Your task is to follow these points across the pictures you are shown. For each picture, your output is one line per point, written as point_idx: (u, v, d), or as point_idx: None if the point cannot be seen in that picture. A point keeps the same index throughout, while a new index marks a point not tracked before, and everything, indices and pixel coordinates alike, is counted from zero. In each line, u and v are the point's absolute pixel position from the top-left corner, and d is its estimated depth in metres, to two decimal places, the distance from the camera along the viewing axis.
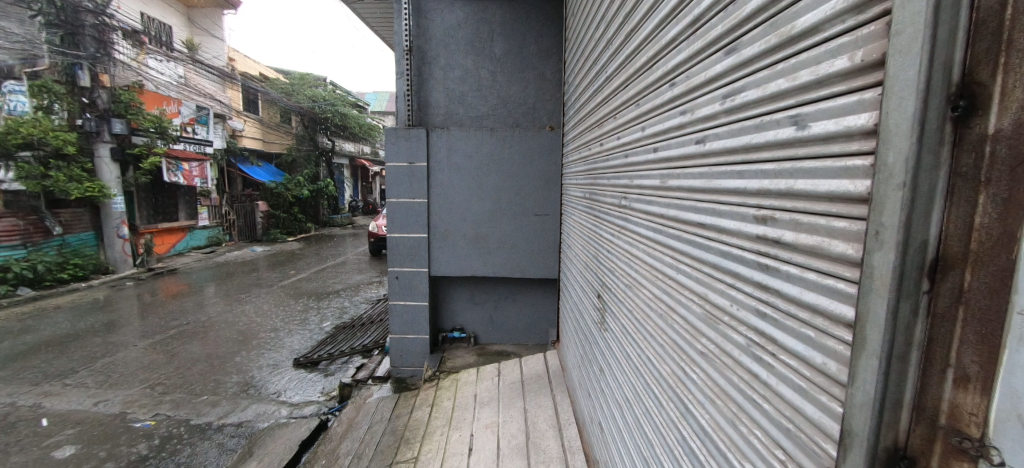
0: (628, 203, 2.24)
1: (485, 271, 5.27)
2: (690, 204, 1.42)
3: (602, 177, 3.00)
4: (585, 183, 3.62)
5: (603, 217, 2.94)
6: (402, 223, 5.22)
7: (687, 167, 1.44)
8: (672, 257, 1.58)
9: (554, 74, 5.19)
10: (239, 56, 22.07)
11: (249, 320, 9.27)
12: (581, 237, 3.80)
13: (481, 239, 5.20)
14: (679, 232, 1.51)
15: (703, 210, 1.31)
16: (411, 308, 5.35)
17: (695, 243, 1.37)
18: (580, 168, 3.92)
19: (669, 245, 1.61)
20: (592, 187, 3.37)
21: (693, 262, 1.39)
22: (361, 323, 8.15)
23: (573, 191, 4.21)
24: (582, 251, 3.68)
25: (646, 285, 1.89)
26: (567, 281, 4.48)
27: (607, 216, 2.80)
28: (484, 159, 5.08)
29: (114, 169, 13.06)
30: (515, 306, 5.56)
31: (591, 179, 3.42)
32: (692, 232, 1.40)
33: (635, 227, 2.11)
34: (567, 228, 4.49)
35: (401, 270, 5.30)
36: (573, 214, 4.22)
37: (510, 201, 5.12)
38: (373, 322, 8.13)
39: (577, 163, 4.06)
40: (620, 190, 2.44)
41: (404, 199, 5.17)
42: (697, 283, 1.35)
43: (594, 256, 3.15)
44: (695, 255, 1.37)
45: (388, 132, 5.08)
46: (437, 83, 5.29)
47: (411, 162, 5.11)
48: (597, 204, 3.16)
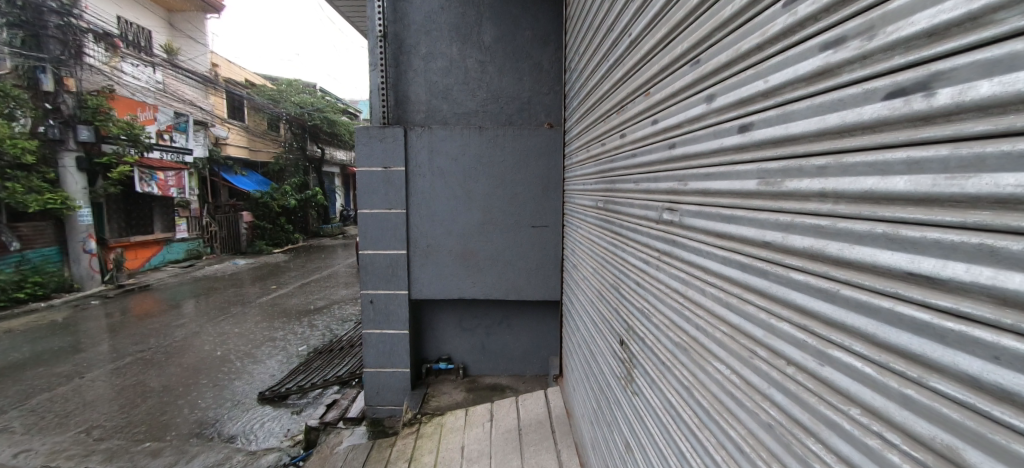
0: (667, 217, 1.52)
1: (475, 294, 4.47)
2: (831, 224, 0.79)
3: (616, 178, 2.27)
4: (595, 190, 2.87)
5: (620, 233, 2.21)
6: (377, 237, 4.43)
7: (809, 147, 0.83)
8: (780, 319, 0.93)
9: (552, 65, 4.49)
10: (223, 62, 21.30)
11: (217, 344, 8.38)
12: (588, 256, 3.06)
13: (470, 255, 4.42)
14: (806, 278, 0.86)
15: (870, 243, 0.71)
16: (388, 337, 4.54)
17: (862, 309, 0.73)
18: (586, 174, 3.17)
19: (776, 296, 0.95)
20: (604, 193, 2.61)
21: (859, 344, 0.75)
22: (339, 348, 7.31)
23: (579, 200, 3.46)
24: (591, 273, 2.95)
25: (715, 352, 1.20)
26: (572, 306, 3.72)
27: (627, 234, 2.07)
28: (472, 162, 4.33)
29: (80, 180, 12.17)
30: (511, 332, 4.78)
31: (601, 184, 2.66)
32: (853, 285, 0.75)
33: (684, 255, 1.39)
34: (571, 242, 3.75)
35: (376, 293, 4.49)
36: (579, 225, 3.49)
37: (504, 211, 4.36)
38: (353, 347, 7.29)
39: (582, 167, 3.32)
40: (648, 196, 1.70)
41: (378, 209, 4.39)
42: (883, 397, 0.70)
43: (609, 284, 2.40)
44: (867, 334, 0.73)
45: (359, 131, 4.32)
46: (418, 75, 4.56)
47: (386, 167, 4.33)
48: (611, 215, 2.42)
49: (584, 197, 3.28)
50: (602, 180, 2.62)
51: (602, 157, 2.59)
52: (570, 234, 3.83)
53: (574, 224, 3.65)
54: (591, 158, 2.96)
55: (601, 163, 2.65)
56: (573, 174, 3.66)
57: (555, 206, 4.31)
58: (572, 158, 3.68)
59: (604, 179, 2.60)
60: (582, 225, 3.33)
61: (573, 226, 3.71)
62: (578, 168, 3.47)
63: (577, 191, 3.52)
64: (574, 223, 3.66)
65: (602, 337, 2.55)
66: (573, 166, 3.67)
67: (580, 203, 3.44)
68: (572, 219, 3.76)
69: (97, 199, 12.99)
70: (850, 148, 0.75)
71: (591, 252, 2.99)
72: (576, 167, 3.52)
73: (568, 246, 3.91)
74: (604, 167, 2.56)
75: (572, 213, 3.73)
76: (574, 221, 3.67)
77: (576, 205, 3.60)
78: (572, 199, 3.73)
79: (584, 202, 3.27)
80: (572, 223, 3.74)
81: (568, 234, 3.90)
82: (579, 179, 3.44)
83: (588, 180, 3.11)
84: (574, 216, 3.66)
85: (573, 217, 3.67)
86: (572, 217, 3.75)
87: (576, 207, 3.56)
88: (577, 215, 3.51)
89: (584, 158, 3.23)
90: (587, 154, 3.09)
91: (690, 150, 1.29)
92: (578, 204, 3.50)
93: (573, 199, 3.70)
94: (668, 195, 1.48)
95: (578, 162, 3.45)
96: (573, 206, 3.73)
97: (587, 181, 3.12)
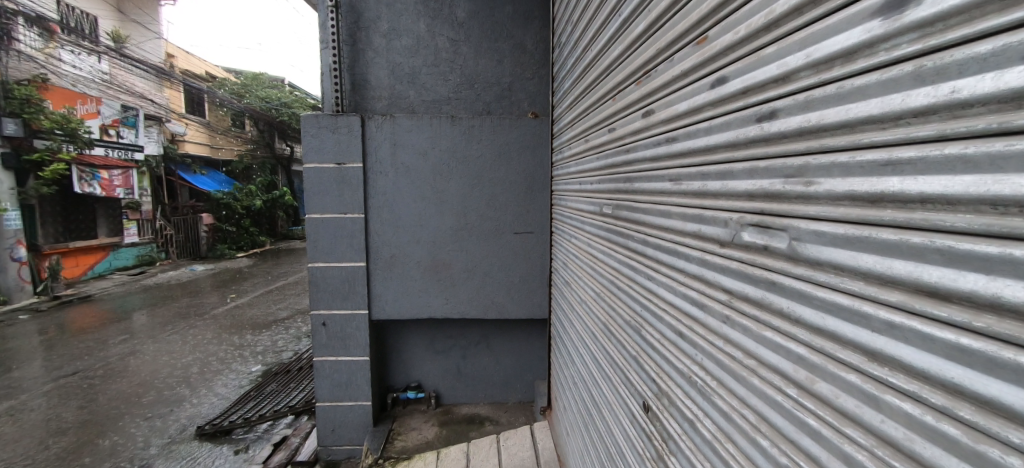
0: (757, 239, 0.96)
1: (448, 312, 3.79)
2: (935, 242, 0.61)
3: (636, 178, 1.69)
4: (600, 190, 2.20)
5: (633, 249, 1.70)
6: (330, 248, 3.69)
7: (888, 132, 0.68)
8: (856, 368, 0.74)
9: (537, 46, 3.88)
10: (179, 52, 19.64)
11: (156, 365, 7.33)
12: (585, 273, 2.43)
13: (442, 267, 3.74)
14: (890, 313, 0.68)
15: None
16: (345, 365, 3.81)
17: (976, 363, 0.56)
18: (586, 172, 2.50)
19: (867, 345, 0.72)
20: (613, 194, 1.99)
21: None
22: (294, 370, 6.47)
23: (574, 202, 2.80)
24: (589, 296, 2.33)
25: (774, 422, 0.91)
26: (562, 330, 3.09)
27: (650, 254, 1.51)
28: (443, 158, 3.66)
29: (6, 179, 10.68)
30: (490, 354, 4.14)
31: (610, 182, 2.02)
32: (971, 330, 0.57)
33: (806, 315, 0.84)
34: (561, 254, 3.14)
35: (330, 314, 3.75)
36: (571, 234, 2.88)
37: (481, 216, 3.70)
38: (308, 369, 6.48)
39: (580, 163, 2.65)
40: (712, 205, 1.14)
41: (331, 214, 3.66)
42: None
43: (619, 319, 1.80)
44: (987, 396, 0.55)
45: (306, 120, 3.58)
46: (379, 55, 3.86)
47: (338, 163, 3.62)
48: (623, 225, 1.83)
49: (580, 200, 2.64)
50: (612, 178, 1.99)
51: (615, 149, 1.95)
52: (561, 243, 3.18)
53: (567, 234, 3.00)
54: (596, 149, 2.29)
55: (612, 155, 2.00)
56: (567, 172, 3.02)
57: (541, 208, 3.70)
58: (566, 154, 3.02)
59: (612, 177, 1.99)
60: (577, 235, 2.71)
61: (565, 236, 3.06)
62: (574, 165, 2.78)
63: (572, 194, 2.85)
64: (567, 233, 3.00)
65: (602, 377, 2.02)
66: (566, 163, 3.02)
67: (574, 208, 2.78)
68: (563, 225, 3.12)
69: (27, 202, 11.37)
70: (927, 138, 0.62)
71: (588, 269, 2.38)
72: (572, 164, 2.85)
73: (556, 257, 3.30)
74: (618, 159, 1.92)
75: (563, 220, 3.09)
76: (566, 228, 3.02)
77: (568, 210, 2.95)
78: (564, 202, 3.09)
79: (581, 205, 2.60)
80: (563, 232, 3.10)
81: (558, 244, 3.26)
82: (575, 179, 2.77)
83: (588, 179, 2.46)
84: (567, 222, 3.00)
85: (566, 224, 3.02)
86: (563, 225, 3.11)
87: (569, 212, 2.92)
88: (572, 224, 2.85)
89: (584, 150, 2.56)
90: (587, 145, 2.44)
91: (855, 112, 0.74)
92: (572, 209, 2.84)
93: (565, 203, 3.06)
94: (765, 198, 0.94)
95: (574, 159, 2.80)
96: (564, 212, 3.08)
97: (588, 180, 2.46)
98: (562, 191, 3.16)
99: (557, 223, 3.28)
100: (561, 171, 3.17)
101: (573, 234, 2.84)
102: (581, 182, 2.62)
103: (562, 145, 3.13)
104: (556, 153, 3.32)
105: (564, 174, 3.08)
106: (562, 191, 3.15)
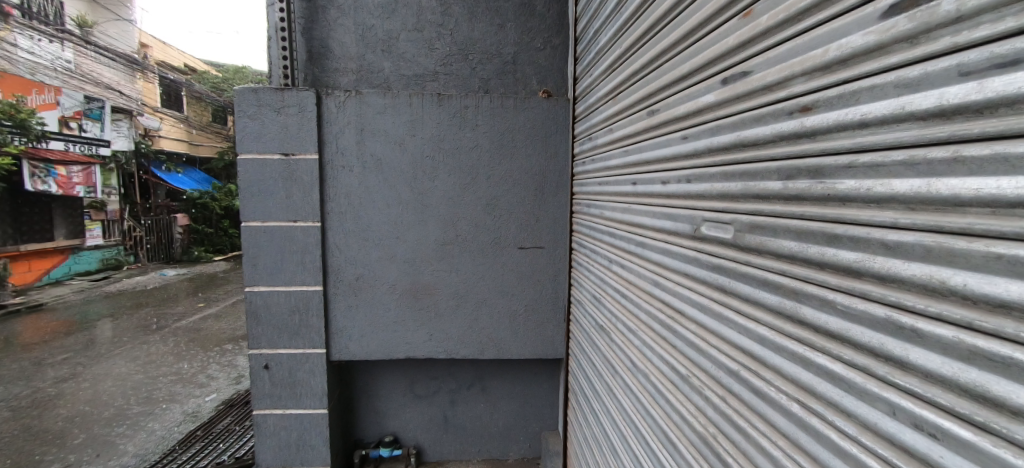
0: None
1: (431, 352, 2.89)
2: (996, 250, 0.59)
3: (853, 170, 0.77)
4: (686, 193, 1.30)
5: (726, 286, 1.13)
6: (273, 267, 2.75)
7: None
8: (877, 378, 0.74)
9: (549, 8, 3.00)
10: (155, 42, 18.32)
11: (93, 391, 6.23)
12: (651, 329, 1.52)
13: (425, 292, 2.83)
14: None
15: None
16: (295, 421, 2.87)
17: None
18: (646, 165, 1.59)
19: (880, 349, 0.74)
20: (719, 200, 1.14)
21: None
22: (239, 408, 5.48)
23: (614, 213, 1.88)
24: (662, 371, 1.43)
25: None
26: (589, 390, 2.20)
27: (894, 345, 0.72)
28: (425, 149, 2.75)
29: None
30: (487, 400, 3.24)
31: (703, 177, 1.20)
32: (981, 332, 0.60)
33: None
34: (589, 281, 2.21)
35: (274, 353, 2.81)
36: (608, 256, 1.96)
37: (476, 225, 2.81)
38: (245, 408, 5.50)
39: (631, 151, 1.72)
40: None
41: (274, 222, 2.72)
42: None
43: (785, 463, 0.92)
44: (996, 398, 0.59)
45: (240, 95, 2.63)
46: (344, 14, 2.93)
47: (283, 153, 2.68)
48: (739, 255, 1.08)
49: (630, 209, 1.72)
50: (719, 171, 1.13)
51: (730, 121, 1.09)
52: (588, 267, 2.25)
53: (599, 257, 2.06)
54: (670, 125, 1.40)
55: (718, 130, 1.14)
56: (600, 168, 2.08)
57: (553, 216, 2.83)
58: (602, 140, 2.05)
59: (732, 172, 1.09)
60: (615, 257, 1.87)
61: (595, 259, 2.13)
62: (618, 159, 1.85)
63: (611, 200, 1.92)
64: (599, 256, 2.07)
65: (646, 451, 1.52)
66: (602, 154, 2.06)
67: (615, 220, 1.88)
68: (592, 243, 2.18)
69: None
70: None
71: (658, 327, 1.47)
72: (614, 154, 1.90)
73: (580, 285, 2.40)
74: (740, 136, 1.06)
75: (594, 237, 2.15)
76: (598, 247, 2.09)
77: (604, 223, 2.01)
78: (594, 210, 2.15)
79: (633, 215, 1.69)
80: (593, 255, 2.16)
81: (586, 271, 2.29)
82: (619, 177, 1.84)
83: (648, 173, 1.56)
84: (600, 240, 2.06)
85: (598, 243, 2.08)
86: (592, 246, 2.17)
87: (604, 225, 2.01)
88: (610, 243, 1.93)
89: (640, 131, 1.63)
90: (653, 121, 1.53)
91: None
92: (610, 222, 1.93)
93: (595, 211, 2.13)
94: None
95: (617, 149, 1.87)
96: (597, 226, 2.11)
97: (647, 176, 1.57)
98: (591, 196, 2.20)
99: (582, 237, 2.36)
100: (590, 169, 2.22)
101: (606, 255, 1.97)
102: (632, 180, 1.71)
103: (594, 131, 2.18)
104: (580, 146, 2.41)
105: (597, 171, 2.12)
106: (591, 195, 2.20)
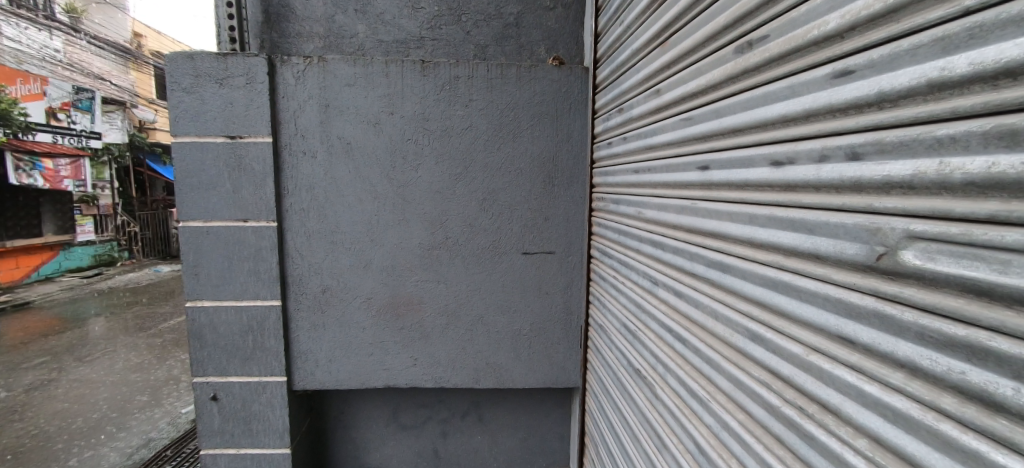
0: None
1: (416, 379, 2.36)
2: None
3: None
4: (855, 175, 0.74)
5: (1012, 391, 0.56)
6: (219, 277, 2.22)
7: None
8: None
9: None
10: (149, 31, 17.81)
11: (65, 400, 5.78)
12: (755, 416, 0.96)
13: (408, 308, 2.30)
14: None
15: None
16: (249, 463, 2.35)
17: None
18: (734, 141, 1.03)
19: None
20: (1015, 186, 0.55)
21: None
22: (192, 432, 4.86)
23: (665, 214, 1.32)
24: None
25: None
26: (616, 446, 1.66)
27: None
28: (406, 130, 2.20)
29: None
30: (485, 434, 2.72)
31: (920, 140, 0.64)
32: None
33: None
34: (619, 304, 1.66)
35: (222, 382, 2.29)
36: (654, 276, 1.39)
37: (472, 225, 2.26)
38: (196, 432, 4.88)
39: (699, 124, 1.15)
40: None
41: (219, 222, 2.19)
42: None
43: None
44: None
45: (172, 62, 2.09)
46: None
47: (229, 135, 2.14)
48: None
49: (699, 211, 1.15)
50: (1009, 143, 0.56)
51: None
52: (616, 288, 1.69)
53: (637, 275, 1.50)
54: (804, 63, 0.84)
55: (989, 31, 0.57)
56: (638, 153, 1.50)
57: (566, 215, 2.28)
58: (642, 115, 1.47)
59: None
60: (665, 277, 1.32)
61: (629, 278, 1.57)
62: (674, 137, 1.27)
63: (659, 196, 1.35)
64: (637, 274, 1.51)
65: None
66: (640, 136, 1.48)
67: (666, 225, 1.32)
68: (624, 255, 1.62)
69: None
70: None
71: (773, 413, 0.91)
72: (665, 132, 1.32)
73: (602, 308, 1.84)
74: None
75: (627, 248, 1.59)
76: (634, 261, 1.53)
77: (644, 230, 1.45)
78: (628, 211, 1.57)
79: (705, 217, 1.13)
80: (627, 271, 1.59)
81: (613, 293, 1.73)
82: (674, 164, 1.27)
83: (738, 152, 1.00)
84: (639, 252, 1.50)
85: (636, 256, 1.52)
86: (625, 260, 1.60)
87: (644, 233, 1.45)
88: (656, 257, 1.38)
89: (722, 91, 1.07)
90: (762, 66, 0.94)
91: None
92: (658, 227, 1.37)
93: (630, 212, 1.56)
94: None
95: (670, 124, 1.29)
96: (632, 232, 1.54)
97: (735, 156, 1.00)
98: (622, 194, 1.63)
99: (606, 243, 1.80)
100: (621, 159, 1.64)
101: (648, 275, 1.42)
102: (701, 166, 1.14)
103: (626, 105, 1.59)
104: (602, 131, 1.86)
105: (632, 159, 1.54)
106: (623, 193, 1.62)
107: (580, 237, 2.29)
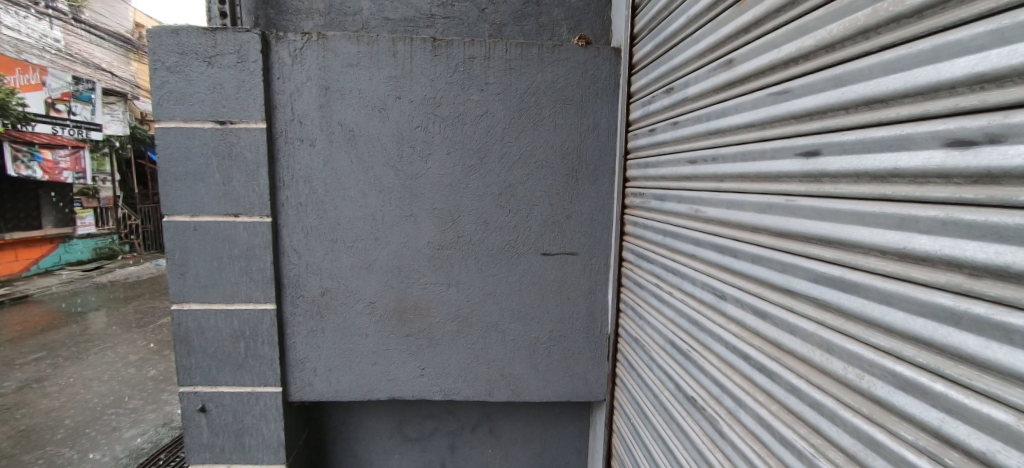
0: None
1: (423, 390, 2.16)
2: None
3: None
4: None
5: None
6: (208, 278, 2.02)
7: None
8: None
9: None
10: (152, 22, 17.59)
11: (61, 397, 5.64)
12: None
13: (416, 312, 2.09)
14: None
15: None
16: None
17: None
18: (869, 118, 0.77)
19: None
20: None
21: None
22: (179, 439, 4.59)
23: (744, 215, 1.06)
24: None
25: None
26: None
27: None
28: (415, 116, 1.98)
29: None
30: (496, 448, 2.51)
31: None
32: None
33: None
34: (664, 318, 1.44)
35: (212, 392, 2.10)
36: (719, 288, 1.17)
37: (487, 222, 2.05)
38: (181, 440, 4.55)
39: (805, 99, 0.90)
40: None
41: (208, 217, 1.98)
42: None
43: None
44: None
45: (155, 38, 1.88)
46: None
47: (219, 120, 1.93)
48: None
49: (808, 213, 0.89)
50: None
51: None
52: (663, 300, 1.44)
53: (697, 287, 1.26)
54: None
55: None
56: (701, 140, 1.24)
57: (590, 212, 2.06)
58: (707, 93, 1.21)
59: None
60: (740, 292, 1.09)
61: (685, 289, 1.32)
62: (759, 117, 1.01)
63: (734, 192, 1.10)
64: (697, 286, 1.26)
65: None
66: (703, 119, 1.22)
67: (745, 228, 1.07)
68: (676, 262, 1.37)
69: None
70: None
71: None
72: (744, 112, 1.07)
73: (642, 322, 1.60)
74: None
75: (682, 254, 1.34)
76: (692, 270, 1.28)
77: (709, 233, 1.20)
78: (684, 210, 1.32)
79: (814, 218, 0.88)
80: (680, 282, 1.35)
81: (659, 306, 1.48)
82: (761, 151, 1.01)
83: (880, 132, 0.75)
84: (700, 259, 1.25)
85: (695, 264, 1.27)
86: (678, 268, 1.36)
87: (708, 236, 1.20)
88: (727, 267, 1.13)
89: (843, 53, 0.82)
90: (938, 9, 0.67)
91: None
92: (731, 230, 1.12)
93: (687, 211, 1.31)
94: None
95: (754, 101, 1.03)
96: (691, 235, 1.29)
97: (874, 138, 0.75)
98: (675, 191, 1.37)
99: (646, 246, 1.57)
100: (673, 148, 1.38)
101: (712, 288, 1.19)
102: (808, 153, 0.88)
103: (682, 82, 1.33)
104: (644, 116, 1.60)
105: (692, 147, 1.28)
106: (676, 189, 1.37)
107: (606, 238, 2.07)
